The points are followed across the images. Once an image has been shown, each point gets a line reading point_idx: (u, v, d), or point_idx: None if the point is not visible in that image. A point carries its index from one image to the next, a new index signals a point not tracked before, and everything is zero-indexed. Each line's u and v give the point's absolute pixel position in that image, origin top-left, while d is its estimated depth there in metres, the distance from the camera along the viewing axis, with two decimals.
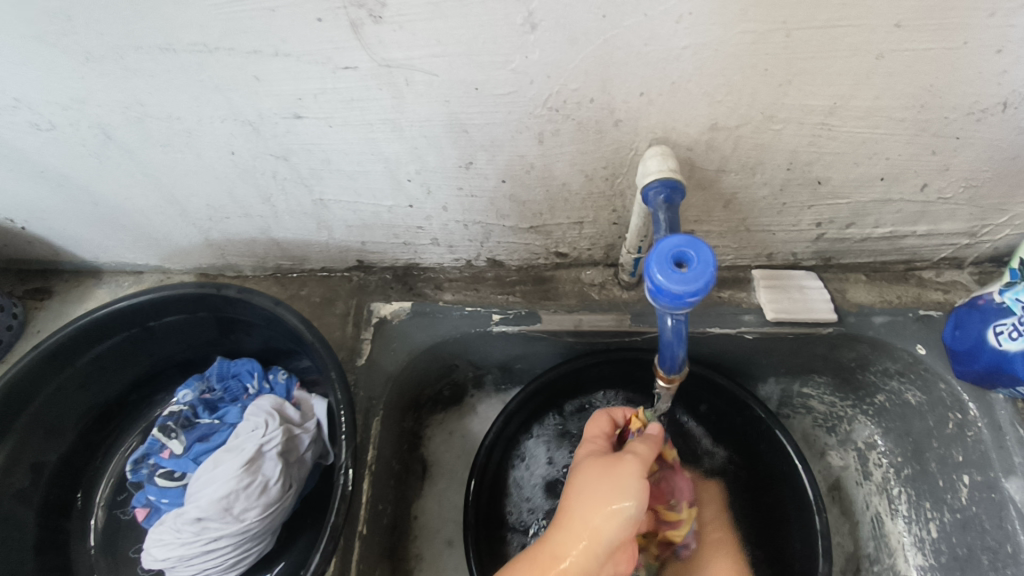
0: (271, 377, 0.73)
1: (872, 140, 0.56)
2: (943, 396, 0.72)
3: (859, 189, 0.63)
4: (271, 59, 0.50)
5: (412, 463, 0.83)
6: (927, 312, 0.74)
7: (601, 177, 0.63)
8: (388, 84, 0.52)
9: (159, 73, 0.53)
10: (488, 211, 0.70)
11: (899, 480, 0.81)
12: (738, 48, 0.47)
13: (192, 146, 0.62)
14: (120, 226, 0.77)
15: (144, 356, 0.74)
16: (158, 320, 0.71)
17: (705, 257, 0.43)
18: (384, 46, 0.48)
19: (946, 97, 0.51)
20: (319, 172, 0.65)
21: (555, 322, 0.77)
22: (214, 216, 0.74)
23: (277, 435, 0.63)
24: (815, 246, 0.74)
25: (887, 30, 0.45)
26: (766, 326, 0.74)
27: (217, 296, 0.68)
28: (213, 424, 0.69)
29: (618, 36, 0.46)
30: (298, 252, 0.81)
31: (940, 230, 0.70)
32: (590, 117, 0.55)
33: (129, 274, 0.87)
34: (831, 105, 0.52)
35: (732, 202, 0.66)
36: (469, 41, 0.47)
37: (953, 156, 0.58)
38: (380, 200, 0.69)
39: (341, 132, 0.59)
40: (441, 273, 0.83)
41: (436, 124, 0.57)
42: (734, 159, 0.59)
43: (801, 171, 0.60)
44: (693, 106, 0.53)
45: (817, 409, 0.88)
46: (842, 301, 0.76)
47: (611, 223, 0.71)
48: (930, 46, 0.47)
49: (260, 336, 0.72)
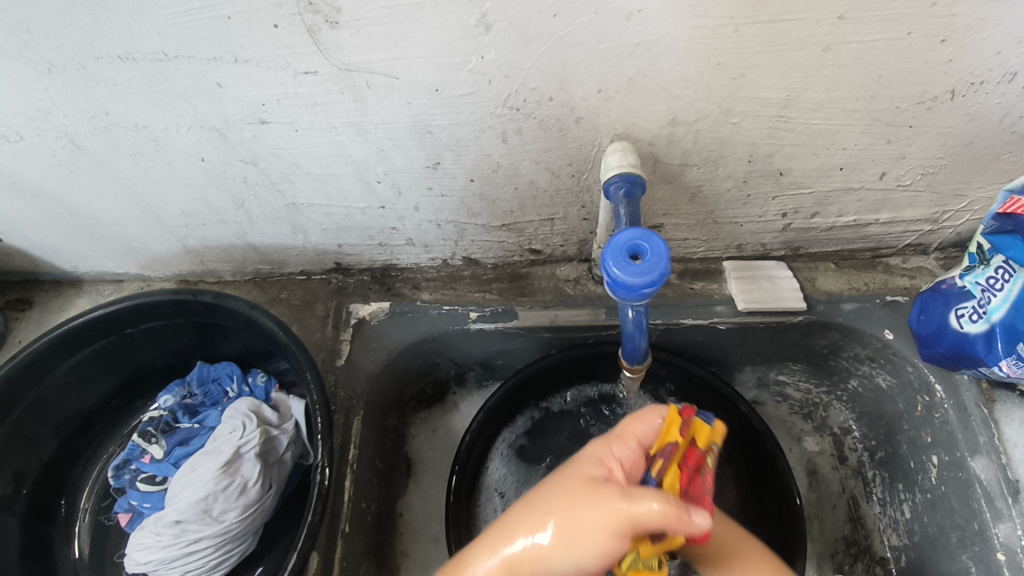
0: (250, 381, 0.73)
1: (827, 131, 0.57)
2: (911, 379, 0.74)
3: (821, 179, 0.64)
4: (232, 65, 0.51)
5: (396, 461, 0.84)
6: (894, 297, 0.76)
7: (567, 173, 0.64)
8: (349, 88, 0.53)
9: (122, 82, 0.53)
10: (460, 210, 0.71)
11: (873, 463, 0.82)
12: (689, 43, 0.48)
13: (161, 154, 0.62)
14: (96, 236, 0.77)
15: (123, 363, 0.75)
16: (136, 326, 0.71)
17: (658, 251, 0.44)
18: (343, 50, 0.49)
19: (895, 87, 0.53)
20: (289, 176, 0.65)
21: (532, 318, 0.78)
22: (189, 222, 0.74)
23: (255, 437, 0.64)
24: (783, 237, 0.75)
25: (831, 23, 0.47)
26: (737, 317, 0.75)
27: (194, 302, 0.69)
28: (194, 428, 0.70)
29: (571, 34, 0.48)
30: (276, 256, 0.82)
31: (902, 218, 0.72)
32: (551, 115, 0.56)
33: (109, 283, 0.88)
34: (785, 97, 0.54)
35: (698, 195, 0.67)
36: (425, 44, 0.49)
37: (908, 145, 0.60)
38: (352, 202, 0.70)
39: (308, 136, 0.59)
40: (419, 272, 0.84)
41: (400, 126, 0.58)
42: (695, 152, 0.60)
43: (762, 163, 0.62)
44: (651, 102, 0.54)
45: (793, 396, 0.89)
46: (811, 289, 0.77)
47: (582, 219, 0.72)
48: (874, 38, 0.48)
49: (238, 339, 0.73)
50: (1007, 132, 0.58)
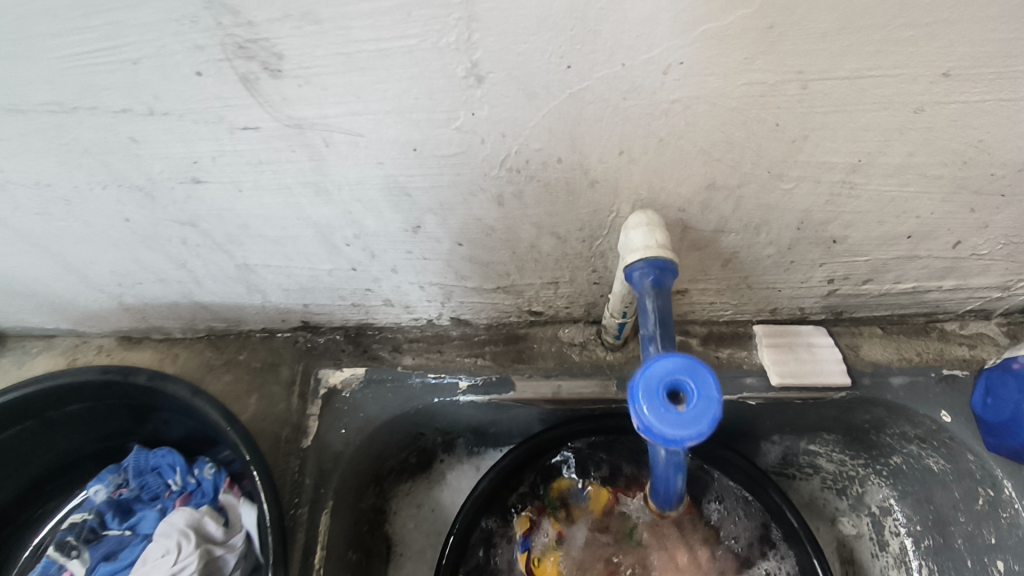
0: (196, 472, 0.61)
1: (900, 198, 0.46)
2: (971, 468, 0.64)
3: (881, 247, 0.53)
4: (146, 118, 0.39)
5: (373, 548, 0.74)
6: (951, 371, 0.65)
7: (576, 238, 0.53)
8: (302, 146, 0.41)
9: (10, 136, 0.41)
10: (446, 273, 0.59)
11: (919, 552, 0.72)
12: (741, 101, 0.37)
13: (75, 213, 0.50)
14: (15, 293, 0.65)
15: (45, 450, 0.63)
16: (60, 409, 0.60)
17: (706, 391, 0.33)
18: (288, 103, 0.38)
19: (994, 153, 0.41)
20: (238, 238, 0.53)
21: (531, 390, 0.67)
22: (124, 282, 0.62)
23: (191, 563, 0.52)
24: (825, 302, 0.64)
25: (930, 80, 0.35)
26: (770, 393, 0.65)
27: (125, 383, 0.58)
28: (125, 535, 0.58)
29: (589, 89, 0.36)
30: (232, 315, 0.70)
31: (969, 285, 0.60)
32: (559, 178, 0.44)
33: (39, 338, 0.75)
34: (855, 162, 0.42)
35: (732, 261, 0.56)
36: (396, 97, 0.37)
37: (994, 214, 0.48)
38: (316, 265, 0.58)
39: (255, 196, 0.48)
40: (400, 331, 0.73)
41: (370, 188, 0.46)
42: (735, 219, 0.49)
43: (814, 230, 0.50)
44: (686, 165, 0.43)
45: (826, 469, 0.77)
46: (855, 360, 0.66)
47: (591, 282, 0.61)
48: (980, 99, 0.37)
49: (180, 423, 0.61)
50: None
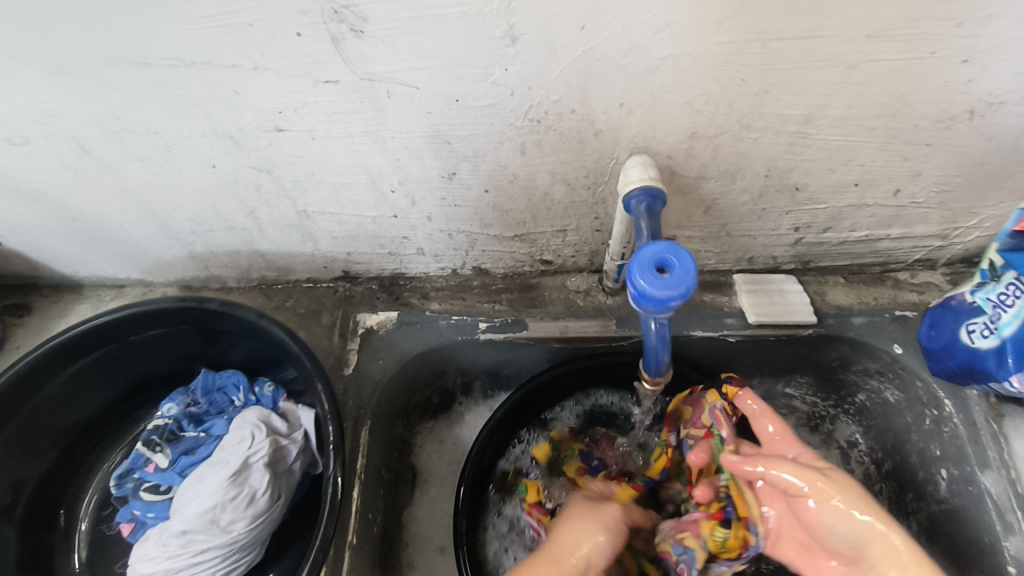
0: (257, 390, 0.72)
1: (846, 147, 0.57)
2: (920, 394, 0.74)
3: (836, 195, 0.65)
4: (250, 72, 0.50)
5: (402, 471, 0.83)
6: (903, 312, 0.77)
7: (583, 186, 0.64)
8: (370, 97, 0.53)
9: (136, 87, 0.52)
10: (472, 220, 0.70)
11: (880, 477, 0.82)
12: (714, 58, 0.48)
13: (171, 160, 0.61)
14: (101, 240, 0.76)
15: (125, 371, 0.73)
16: (140, 334, 0.70)
17: (687, 265, 0.44)
18: (365, 59, 0.49)
19: (915, 105, 0.53)
20: (302, 184, 0.64)
21: (542, 329, 0.78)
22: (197, 228, 0.73)
23: (264, 446, 0.63)
24: (793, 250, 0.75)
25: (857, 41, 0.47)
26: (748, 329, 0.76)
27: (199, 309, 0.68)
28: (200, 437, 0.69)
29: (596, 47, 0.47)
30: (283, 263, 0.80)
31: (913, 234, 0.71)
32: (571, 127, 0.55)
33: (110, 287, 0.86)
34: (806, 113, 0.54)
35: (713, 208, 0.67)
36: (449, 54, 0.48)
37: (925, 162, 0.60)
38: (364, 211, 0.69)
39: (324, 144, 0.59)
40: (428, 281, 0.84)
41: (418, 136, 0.57)
42: (713, 166, 0.60)
43: (779, 177, 0.62)
44: (673, 115, 0.54)
45: (800, 409, 0.88)
46: (822, 303, 0.77)
47: (595, 230, 0.72)
48: (896, 58, 0.48)
49: (245, 347, 0.72)
50: None
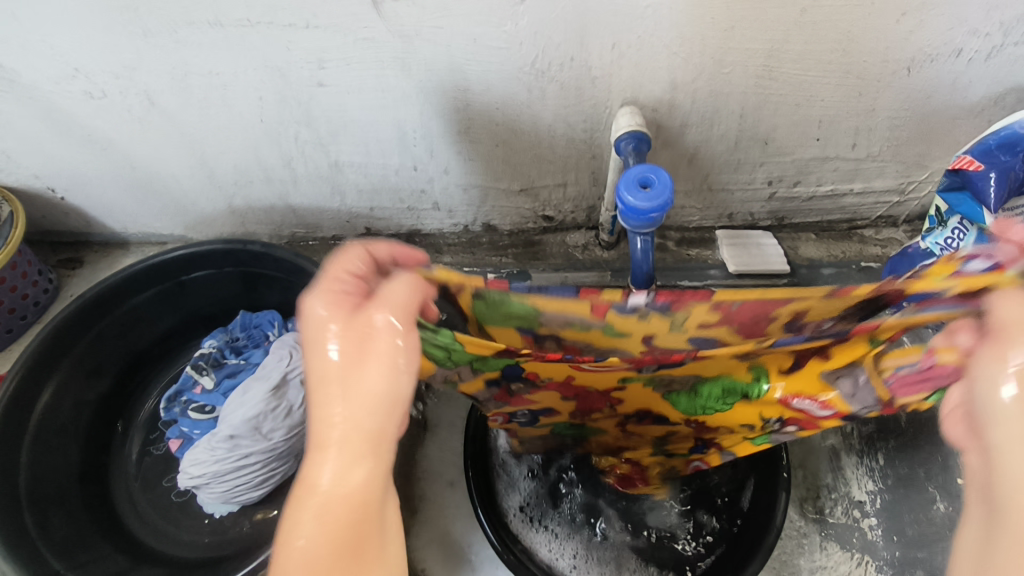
0: (290, 326, 0.82)
1: (806, 100, 0.67)
2: None
3: (801, 147, 0.74)
4: (303, 31, 0.60)
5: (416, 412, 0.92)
6: (868, 264, 0.86)
7: (581, 138, 0.73)
8: (400, 52, 0.62)
9: (205, 44, 0.62)
10: (484, 173, 0.79)
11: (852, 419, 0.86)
12: (688, 16, 0.58)
13: (225, 113, 0.71)
14: (153, 194, 0.85)
15: (174, 309, 0.82)
16: (189, 275, 0.80)
17: (664, 181, 0.53)
18: (398, 17, 0.58)
19: (861, 59, 0.62)
20: (337, 137, 0.74)
21: (544, 279, 0.87)
22: (239, 182, 0.83)
23: (300, 366, 0.71)
24: (769, 206, 0.84)
25: (805, 2, 0.56)
26: (729, 278, 0.85)
27: (244, 251, 0.77)
28: (240, 363, 0.77)
29: (591, 7, 0.57)
30: (312, 219, 0.90)
31: (873, 188, 0.81)
32: (570, 78, 0.65)
33: (155, 244, 0.96)
34: (769, 66, 0.63)
35: (695, 158, 0.76)
36: (469, 13, 0.58)
37: (875, 115, 0.69)
38: (388, 163, 0.78)
39: (358, 98, 0.68)
40: (441, 238, 0.92)
41: (440, 89, 0.67)
42: (693, 118, 0.69)
43: (750, 130, 0.71)
44: (656, 69, 0.63)
45: None
46: (795, 256, 0.86)
47: (592, 183, 0.81)
48: (839, 16, 0.58)
49: (281, 288, 0.81)
50: (958, 103, 0.68)
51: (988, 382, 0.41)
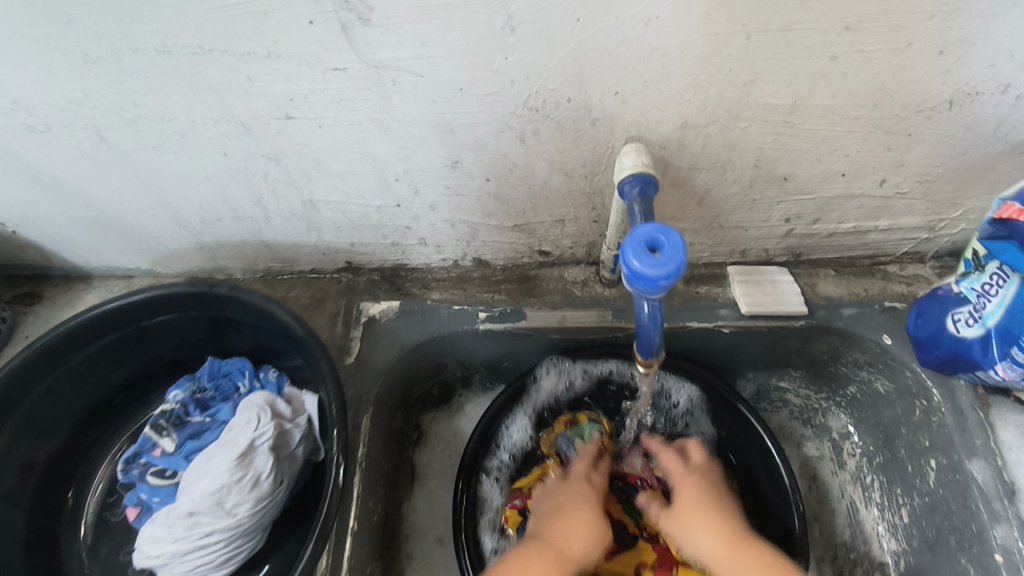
0: (261, 377, 0.74)
1: (831, 138, 0.60)
2: (909, 384, 0.77)
3: (823, 185, 0.67)
4: (264, 60, 0.53)
5: (402, 460, 0.86)
6: (892, 304, 0.79)
7: (580, 175, 0.66)
8: (376, 85, 0.55)
9: (156, 74, 0.55)
10: (475, 210, 0.73)
11: (871, 467, 0.84)
12: (702, 50, 0.51)
13: (185, 147, 0.64)
14: (113, 229, 0.78)
15: (135, 357, 0.75)
16: (151, 319, 0.72)
17: (675, 243, 0.46)
18: (371, 47, 0.51)
19: (895, 96, 0.55)
20: (309, 173, 0.67)
21: (540, 318, 0.80)
22: (207, 218, 0.75)
23: (269, 430, 0.64)
24: (785, 242, 0.77)
25: (836, 32, 0.49)
26: (741, 319, 0.78)
27: (209, 294, 0.70)
28: (206, 421, 0.71)
29: (592, 38, 0.50)
30: (288, 254, 0.83)
31: (900, 225, 0.74)
32: (568, 116, 0.58)
33: (119, 278, 0.88)
34: (792, 103, 0.56)
35: (706, 199, 0.69)
36: (452, 43, 0.51)
37: (907, 153, 0.62)
38: (369, 201, 0.71)
39: (331, 132, 0.61)
40: (429, 273, 0.86)
41: (423, 124, 0.60)
42: (705, 156, 0.63)
43: (767, 168, 0.64)
44: (664, 104, 0.56)
45: (794, 402, 0.91)
46: (813, 294, 0.79)
47: (592, 221, 0.74)
48: (874, 49, 0.51)
49: (251, 333, 0.74)
50: (1000, 142, 0.61)
51: (700, 552, 0.67)
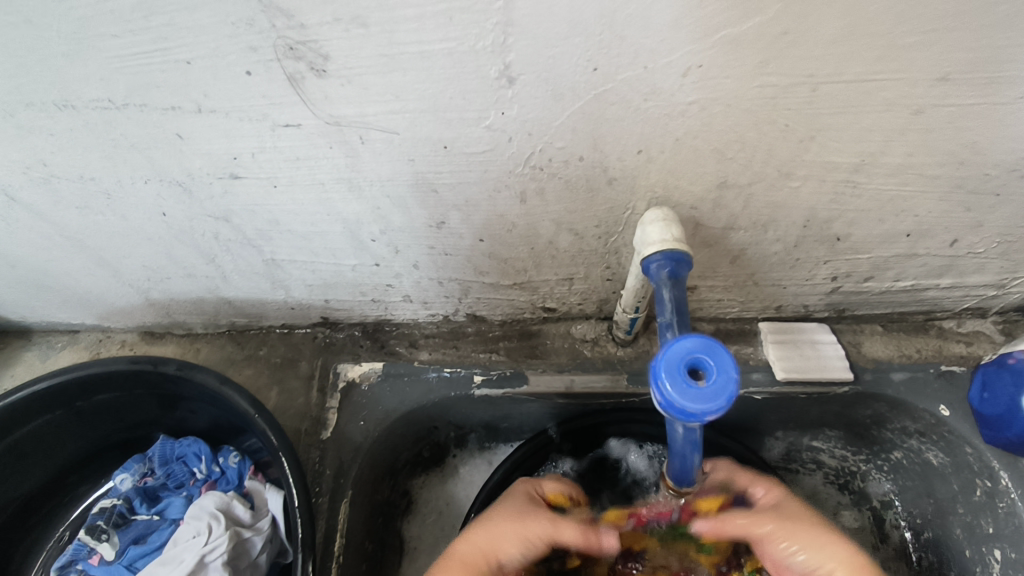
0: (220, 461, 0.64)
1: (901, 197, 0.49)
2: (969, 461, 0.66)
3: (883, 245, 0.56)
4: (195, 115, 0.42)
5: (387, 539, 0.75)
6: (950, 367, 0.68)
7: (593, 235, 0.55)
8: (339, 143, 0.44)
9: (61, 131, 0.44)
10: (466, 269, 0.62)
11: (919, 545, 0.74)
12: (754, 103, 0.40)
13: (113, 207, 0.53)
14: (46, 287, 0.67)
15: (73, 439, 0.65)
16: (88, 399, 0.61)
17: (727, 371, 0.35)
18: (330, 101, 0.40)
19: (989, 153, 0.44)
20: (267, 234, 0.56)
21: (543, 384, 0.69)
22: (153, 276, 0.64)
23: (222, 544, 0.54)
24: (827, 299, 0.67)
25: (929, 84, 0.38)
26: (776, 387, 0.67)
27: (154, 373, 0.59)
28: (153, 521, 0.61)
29: (613, 90, 0.39)
30: (254, 310, 0.72)
31: (965, 283, 0.63)
32: (579, 175, 0.47)
33: (63, 333, 0.78)
34: (859, 162, 0.45)
35: (740, 258, 0.58)
36: (432, 97, 0.39)
37: (990, 213, 0.51)
38: (341, 260, 0.60)
39: (289, 192, 0.50)
40: (416, 328, 0.75)
41: (400, 184, 0.48)
42: (744, 217, 0.52)
43: (818, 228, 0.53)
44: (700, 163, 0.45)
45: (828, 464, 0.80)
46: (858, 356, 0.69)
47: (605, 279, 0.63)
48: (976, 102, 0.40)
49: (205, 413, 0.63)
50: None
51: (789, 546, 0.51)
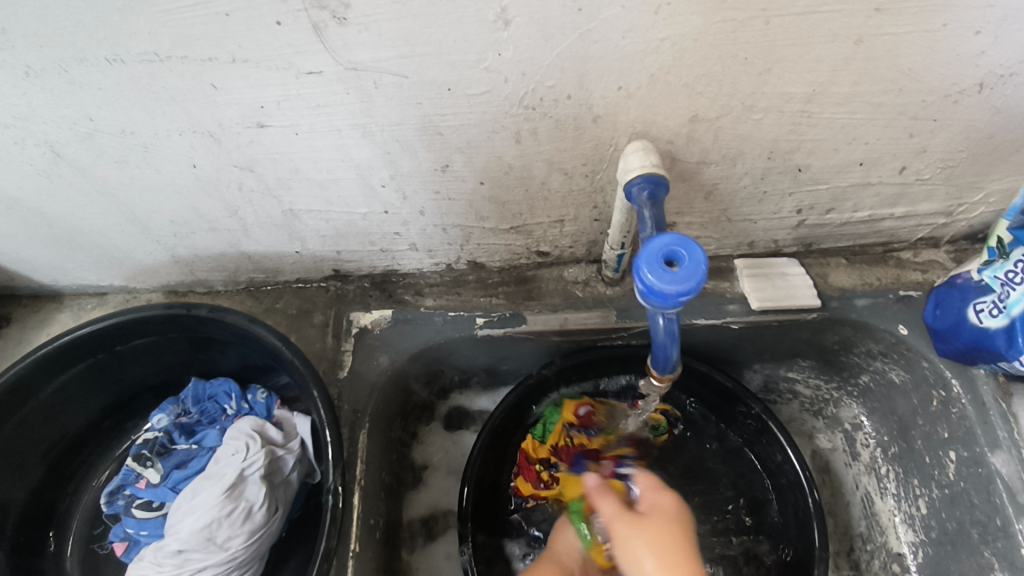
0: (249, 397, 0.70)
1: (851, 125, 0.56)
2: (925, 374, 0.73)
3: (839, 174, 0.63)
4: (229, 66, 0.48)
5: (403, 472, 0.82)
6: (907, 292, 0.75)
7: (581, 174, 0.61)
8: (356, 88, 0.50)
9: (109, 86, 0.49)
10: (467, 213, 0.68)
11: (886, 458, 0.82)
12: (715, 37, 0.46)
13: (149, 161, 0.58)
14: (80, 247, 0.73)
15: (112, 383, 0.71)
16: (125, 344, 0.67)
17: (696, 258, 0.42)
18: (349, 47, 0.46)
19: (923, 80, 0.51)
20: (288, 182, 0.62)
21: (541, 322, 0.76)
22: (179, 232, 0.70)
23: (259, 458, 0.61)
24: (795, 233, 0.74)
25: (865, 15, 0.45)
26: (751, 315, 0.74)
27: (187, 317, 0.65)
28: (192, 449, 0.67)
29: (595, 29, 0.45)
30: (271, 265, 0.78)
31: (917, 212, 0.70)
32: (568, 114, 0.53)
33: (92, 296, 0.83)
34: (811, 92, 0.52)
35: (713, 193, 0.65)
36: (439, 41, 0.46)
37: (930, 139, 0.58)
38: (353, 208, 0.67)
39: (309, 140, 0.56)
40: (421, 278, 0.81)
41: (408, 128, 0.54)
42: (715, 150, 0.58)
43: (781, 159, 0.60)
44: (672, 98, 0.52)
45: (803, 393, 0.87)
46: (825, 286, 0.76)
47: (593, 219, 0.70)
48: (907, 31, 0.46)
49: (235, 354, 0.69)
50: None
51: None
